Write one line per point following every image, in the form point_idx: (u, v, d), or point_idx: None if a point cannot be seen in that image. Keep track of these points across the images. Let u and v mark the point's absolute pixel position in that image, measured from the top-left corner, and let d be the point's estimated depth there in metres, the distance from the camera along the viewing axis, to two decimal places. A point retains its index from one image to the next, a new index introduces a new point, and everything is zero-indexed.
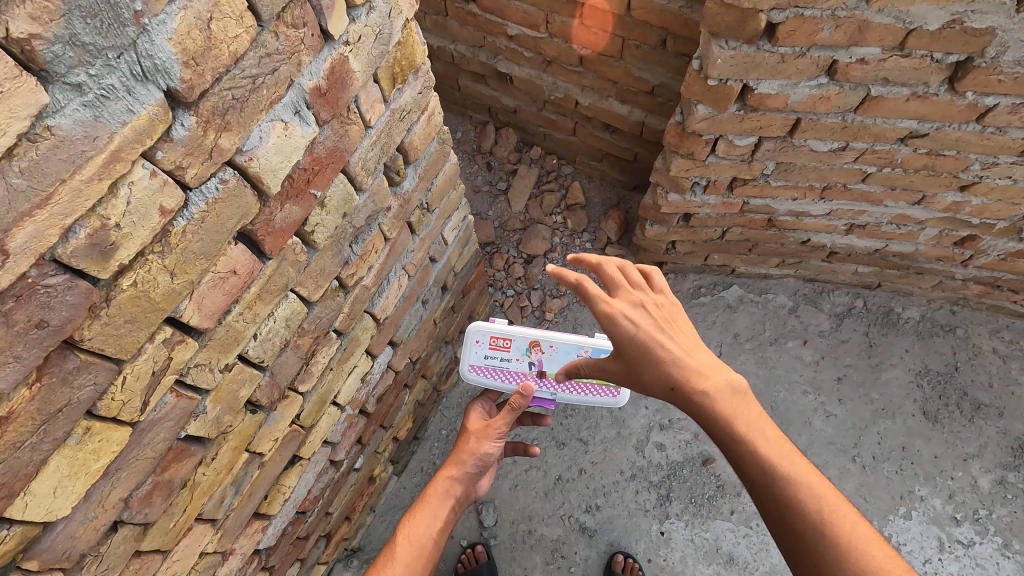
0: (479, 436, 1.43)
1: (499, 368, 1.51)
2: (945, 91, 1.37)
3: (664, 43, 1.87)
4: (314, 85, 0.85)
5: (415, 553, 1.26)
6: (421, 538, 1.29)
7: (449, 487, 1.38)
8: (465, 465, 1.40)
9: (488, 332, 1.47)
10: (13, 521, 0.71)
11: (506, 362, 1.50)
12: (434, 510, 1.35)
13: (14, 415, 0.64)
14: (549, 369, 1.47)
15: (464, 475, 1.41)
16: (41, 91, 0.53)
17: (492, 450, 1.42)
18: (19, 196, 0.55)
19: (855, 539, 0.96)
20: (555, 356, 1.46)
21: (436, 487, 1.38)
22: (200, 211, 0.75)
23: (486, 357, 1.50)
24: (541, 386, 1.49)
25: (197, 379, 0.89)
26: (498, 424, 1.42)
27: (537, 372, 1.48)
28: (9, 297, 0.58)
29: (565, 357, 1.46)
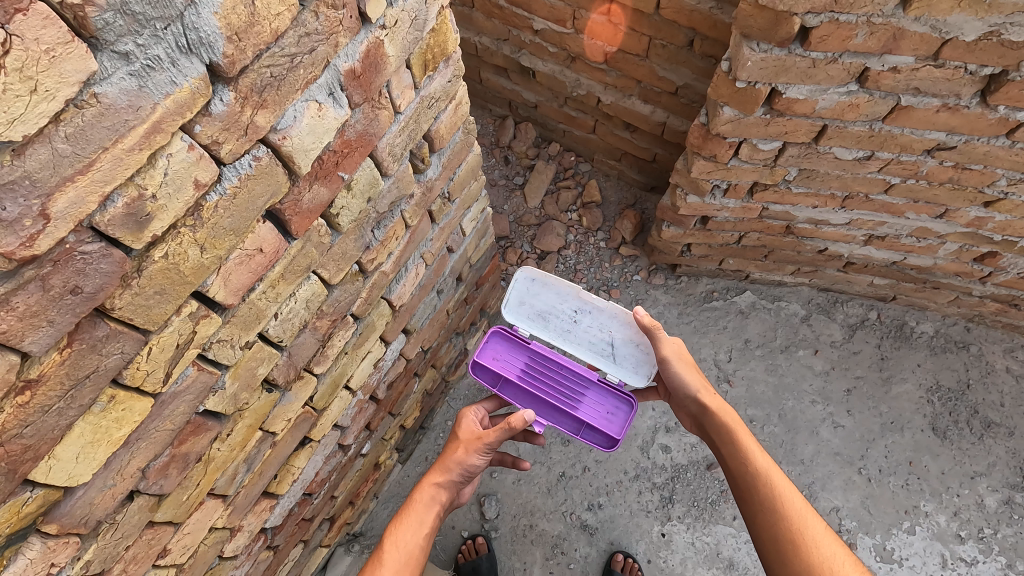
0: (466, 447, 1.41)
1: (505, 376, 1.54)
2: (977, 104, 1.35)
3: (691, 43, 1.85)
4: (349, 67, 0.85)
5: (403, 560, 1.24)
6: (408, 544, 1.27)
7: (435, 494, 1.37)
8: (450, 473, 1.39)
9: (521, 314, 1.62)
10: (36, 484, 0.72)
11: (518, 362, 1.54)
12: (420, 516, 1.33)
13: (44, 378, 0.65)
14: None
15: (450, 482, 1.40)
16: (91, 59, 0.53)
17: (479, 460, 1.41)
18: (63, 162, 0.56)
19: (826, 534, 1.07)
20: None
21: (421, 493, 1.37)
22: (233, 186, 0.75)
23: None
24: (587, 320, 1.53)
25: (218, 354, 0.90)
26: (489, 438, 1.39)
27: None
28: (47, 262, 0.59)
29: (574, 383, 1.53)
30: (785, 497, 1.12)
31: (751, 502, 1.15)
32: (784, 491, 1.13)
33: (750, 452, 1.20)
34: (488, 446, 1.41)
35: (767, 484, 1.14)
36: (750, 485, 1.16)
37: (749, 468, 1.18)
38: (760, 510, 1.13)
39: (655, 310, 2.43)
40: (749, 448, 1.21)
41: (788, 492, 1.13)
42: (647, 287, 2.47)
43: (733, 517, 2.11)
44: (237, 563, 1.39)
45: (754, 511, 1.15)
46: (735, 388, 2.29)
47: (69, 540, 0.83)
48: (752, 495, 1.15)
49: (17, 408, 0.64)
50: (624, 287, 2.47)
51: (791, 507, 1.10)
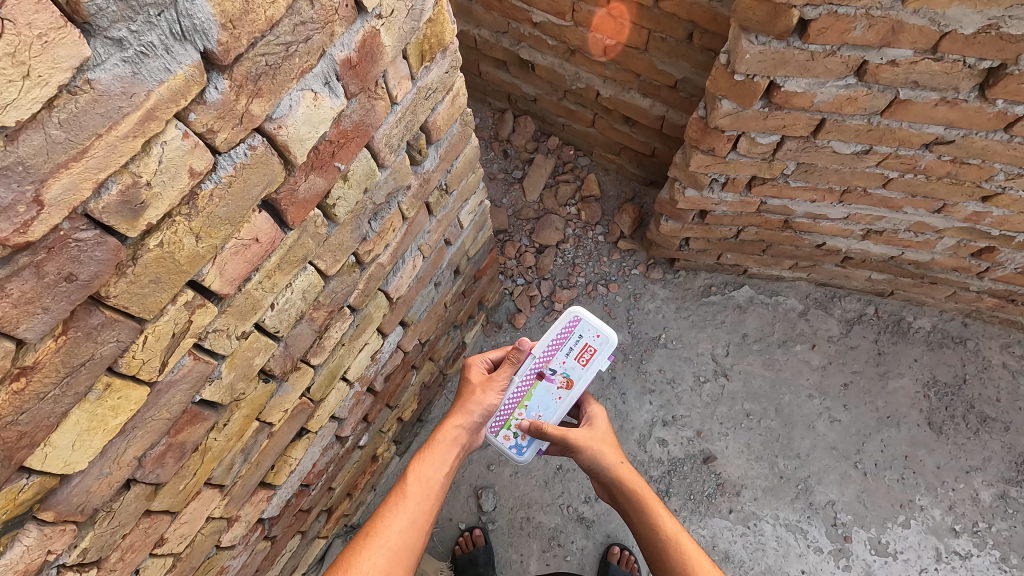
0: (483, 387, 1.43)
1: (559, 340, 1.45)
2: (975, 98, 1.35)
3: (691, 36, 1.85)
4: (345, 56, 0.85)
5: (425, 494, 1.25)
6: (431, 480, 1.27)
7: (457, 435, 1.36)
8: (472, 414, 1.39)
9: (604, 350, 1.45)
10: (33, 471, 0.73)
11: (563, 353, 1.46)
12: (443, 454, 1.32)
13: (40, 365, 0.65)
14: (536, 385, 1.48)
15: (471, 424, 1.40)
16: (84, 44, 0.53)
17: (496, 399, 1.43)
18: (56, 148, 0.56)
19: None
20: (551, 396, 1.50)
21: (444, 433, 1.35)
22: (228, 175, 0.75)
23: (578, 338, 1.45)
24: (527, 374, 1.47)
25: (214, 344, 0.90)
26: (501, 378, 1.44)
27: (542, 377, 1.47)
28: (41, 248, 0.59)
29: (540, 406, 1.51)
30: (693, 562, 1.19)
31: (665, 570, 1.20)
32: (692, 555, 1.20)
33: (660, 520, 1.24)
34: (502, 385, 1.45)
35: (678, 551, 1.20)
36: (662, 553, 1.21)
37: (661, 536, 1.23)
38: None
39: (652, 304, 2.43)
40: (659, 516, 1.25)
41: (696, 558, 1.19)
42: (645, 282, 2.47)
43: (729, 511, 2.12)
44: (235, 552, 1.39)
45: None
46: (732, 382, 2.29)
47: (66, 527, 0.83)
48: (667, 564, 1.20)
49: (13, 395, 0.64)
50: (622, 281, 2.47)
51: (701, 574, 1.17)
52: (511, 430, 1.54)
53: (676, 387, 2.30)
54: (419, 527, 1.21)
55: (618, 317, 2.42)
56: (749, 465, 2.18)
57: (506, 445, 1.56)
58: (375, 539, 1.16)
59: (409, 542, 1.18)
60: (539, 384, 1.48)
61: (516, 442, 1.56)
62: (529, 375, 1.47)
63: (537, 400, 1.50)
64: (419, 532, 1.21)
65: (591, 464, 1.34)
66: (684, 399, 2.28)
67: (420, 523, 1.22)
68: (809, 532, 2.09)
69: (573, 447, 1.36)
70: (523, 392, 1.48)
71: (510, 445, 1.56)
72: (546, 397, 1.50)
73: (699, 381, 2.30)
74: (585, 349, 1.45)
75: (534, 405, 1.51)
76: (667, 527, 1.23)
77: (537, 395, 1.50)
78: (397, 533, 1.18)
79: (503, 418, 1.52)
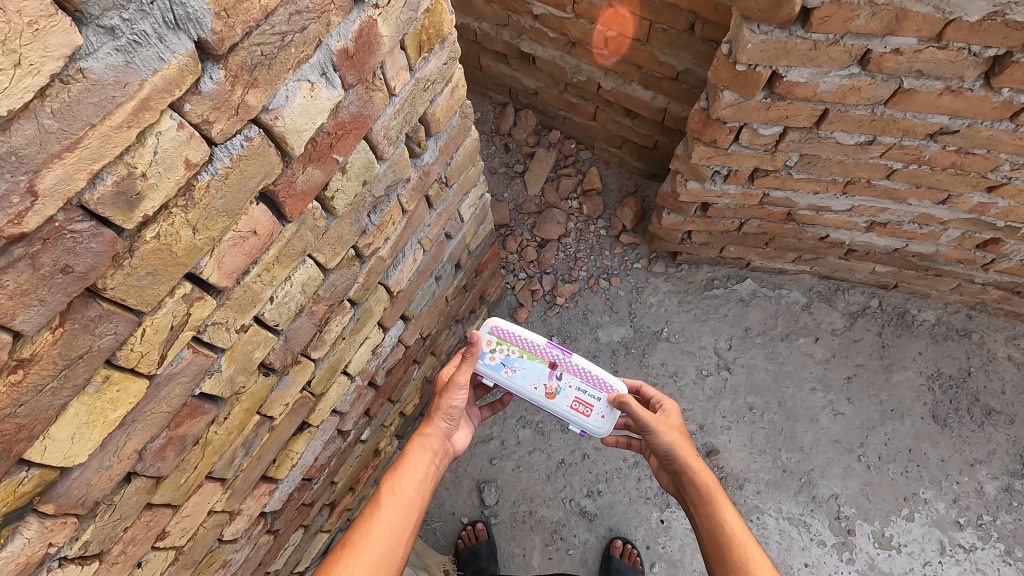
0: (443, 393, 1.44)
1: (590, 381, 1.52)
2: (980, 87, 1.34)
3: (692, 27, 1.83)
4: (342, 47, 0.85)
5: (399, 500, 1.25)
6: (406, 487, 1.28)
7: (425, 442, 1.38)
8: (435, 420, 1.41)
9: (584, 420, 1.53)
10: (32, 464, 0.73)
11: (574, 387, 1.53)
12: (413, 461, 1.34)
13: (37, 357, 0.65)
14: (539, 364, 1.52)
15: (437, 430, 1.44)
16: (75, 32, 0.53)
17: (457, 401, 1.42)
18: (50, 138, 0.55)
19: None
20: (531, 381, 1.52)
21: (412, 443, 1.38)
22: (225, 166, 0.75)
23: (592, 397, 1.53)
24: (553, 355, 1.52)
25: (213, 338, 0.90)
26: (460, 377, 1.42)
27: (550, 370, 1.52)
28: (36, 240, 0.59)
29: (524, 372, 1.52)
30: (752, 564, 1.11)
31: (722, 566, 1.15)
32: (753, 557, 1.13)
33: (724, 517, 1.20)
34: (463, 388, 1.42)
35: (737, 548, 1.14)
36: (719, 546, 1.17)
37: (721, 531, 1.18)
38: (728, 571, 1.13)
39: (655, 298, 2.42)
40: (725, 512, 1.21)
41: (755, 560, 1.12)
42: (648, 276, 2.46)
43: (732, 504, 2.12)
44: (237, 546, 1.39)
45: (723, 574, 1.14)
46: (735, 376, 2.28)
47: (66, 520, 0.83)
48: (722, 557, 1.15)
49: (10, 387, 0.64)
50: (624, 275, 2.47)
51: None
52: (496, 348, 1.51)
53: (679, 380, 2.29)
54: (396, 532, 1.20)
55: (621, 311, 2.42)
56: (752, 458, 2.17)
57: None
58: (354, 550, 1.14)
59: (389, 547, 1.18)
60: (541, 369, 1.52)
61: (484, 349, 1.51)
62: (555, 356, 1.52)
63: (529, 368, 1.52)
64: (398, 537, 1.20)
65: (661, 449, 1.35)
66: (687, 393, 2.27)
67: (398, 529, 1.21)
68: (812, 525, 2.08)
69: (645, 429, 1.38)
70: (536, 352, 1.52)
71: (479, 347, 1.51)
72: (532, 375, 1.52)
73: (702, 374, 2.30)
74: (585, 403, 1.53)
75: (523, 366, 1.52)
76: (730, 525, 1.18)
77: (531, 365, 1.52)
78: (377, 539, 1.17)
79: (507, 336, 1.52)
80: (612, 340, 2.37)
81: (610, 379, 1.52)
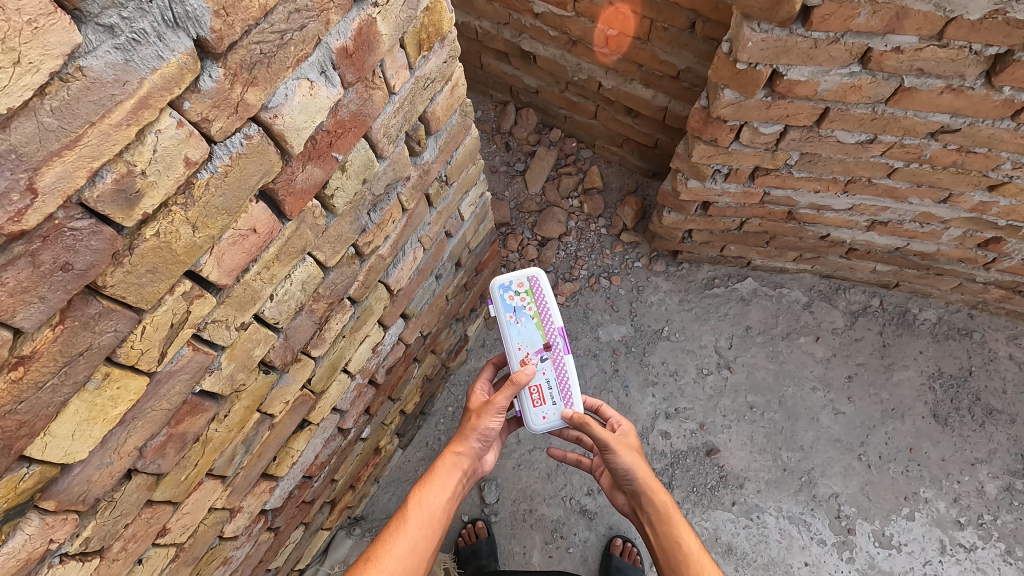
0: (480, 412, 1.40)
1: (560, 385, 1.51)
2: (981, 85, 1.33)
3: (693, 26, 1.83)
4: (341, 45, 0.85)
5: (426, 519, 1.25)
6: (432, 505, 1.27)
7: (456, 461, 1.37)
8: (470, 440, 1.39)
9: (525, 404, 1.50)
10: (33, 460, 0.73)
11: (543, 378, 1.50)
12: (442, 480, 1.33)
13: (38, 354, 0.66)
14: (535, 335, 1.51)
15: (470, 450, 1.40)
16: (75, 31, 0.53)
17: (493, 425, 1.39)
18: (50, 136, 0.56)
19: None
20: (519, 340, 1.50)
21: (443, 460, 1.37)
22: (224, 164, 0.75)
23: (547, 399, 1.50)
24: (552, 340, 1.51)
25: (213, 335, 0.90)
26: (499, 400, 1.38)
27: (540, 347, 1.51)
28: (36, 237, 0.59)
29: (521, 330, 1.50)
30: None
31: None
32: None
33: (683, 539, 1.23)
34: (501, 411, 1.39)
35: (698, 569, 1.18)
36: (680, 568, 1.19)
37: (681, 553, 1.21)
38: None
39: (655, 297, 2.42)
40: (683, 534, 1.24)
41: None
42: (648, 274, 2.46)
43: (732, 503, 2.12)
44: (238, 544, 1.39)
45: None
46: (736, 374, 2.28)
47: (67, 517, 0.84)
48: None
49: (10, 384, 0.64)
50: (624, 274, 2.47)
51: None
52: (520, 293, 1.50)
53: (679, 379, 2.29)
54: (420, 551, 1.21)
55: (621, 309, 2.42)
56: (752, 457, 2.17)
57: (506, 278, 1.50)
58: (375, 565, 1.15)
59: (411, 565, 1.18)
60: (534, 341, 1.50)
61: (510, 285, 1.50)
62: (555, 342, 1.51)
63: (529, 329, 1.50)
64: (421, 557, 1.20)
65: (620, 470, 1.34)
66: (687, 391, 2.27)
67: (421, 547, 1.21)
68: (812, 524, 2.08)
69: (605, 448, 1.36)
70: (543, 325, 1.51)
71: (507, 280, 1.49)
72: (526, 336, 1.50)
73: (702, 373, 2.30)
74: (541, 395, 1.50)
75: (525, 324, 1.50)
76: (689, 546, 1.22)
77: (532, 329, 1.50)
78: (400, 556, 1.17)
79: (536, 293, 1.51)
80: (613, 339, 2.37)
81: (575, 399, 1.52)
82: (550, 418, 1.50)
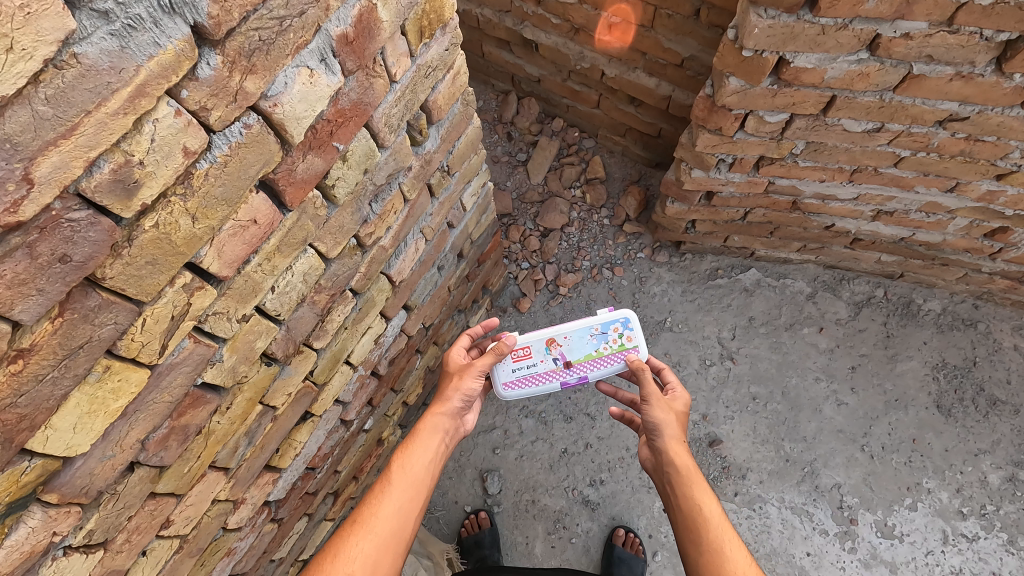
0: (461, 374, 1.44)
1: (530, 375, 1.59)
2: (992, 72, 1.31)
3: (698, 13, 1.80)
4: (341, 32, 0.83)
5: (411, 481, 1.24)
6: (417, 466, 1.26)
7: (439, 422, 1.36)
8: (451, 400, 1.40)
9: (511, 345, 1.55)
10: (34, 453, 0.73)
11: (533, 366, 1.57)
12: (424, 442, 1.32)
13: (37, 347, 0.65)
14: (572, 357, 1.57)
15: (450, 410, 1.40)
16: (68, 16, 0.51)
17: (475, 385, 1.43)
18: (45, 124, 0.55)
19: None
20: (571, 342, 1.56)
21: (427, 421, 1.36)
22: (223, 154, 0.74)
23: (515, 369, 1.57)
24: (571, 372, 1.58)
25: (215, 327, 0.90)
26: (481, 363, 1.44)
27: (565, 363, 1.57)
28: (33, 229, 0.58)
29: (584, 342, 1.56)
30: (725, 552, 1.11)
31: (695, 548, 1.14)
32: (727, 543, 1.12)
33: (703, 501, 1.20)
34: (483, 372, 1.44)
35: (712, 532, 1.14)
36: (694, 528, 1.17)
37: (698, 514, 1.18)
38: (700, 552, 1.13)
39: (658, 288, 2.41)
40: (704, 497, 1.21)
41: (729, 544, 1.12)
42: (651, 265, 2.44)
43: (734, 494, 2.12)
44: (242, 535, 1.40)
45: (697, 555, 1.14)
46: (739, 365, 2.28)
47: (70, 509, 0.83)
48: (697, 538, 1.15)
49: (10, 377, 0.64)
50: (627, 264, 2.46)
51: (730, 560, 1.10)
52: (612, 340, 1.56)
53: (682, 370, 2.29)
54: (405, 513, 1.20)
55: (624, 300, 2.41)
56: (755, 448, 2.17)
57: (632, 325, 1.56)
58: (363, 526, 1.15)
59: (398, 526, 1.17)
60: (570, 358, 1.57)
61: (624, 327, 1.56)
62: (573, 372, 1.59)
63: (583, 349, 1.56)
64: (408, 517, 1.19)
65: (650, 425, 1.36)
66: (690, 382, 2.27)
67: (408, 509, 1.20)
68: (815, 514, 2.08)
69: (643, 402, 1.39)
70: (586, 361, 1.57)
71: (630, 326, 1.56)
72: (579, 344, 1.56)
73: (705, 364, 2.29)
74: (520, 360, 1.56)
75: (584, 346, 1.56)
76: (708, 508, 1.18)
77: (580, 352, 1.57)
78: (385, 519, 1.16)
79: (615, 356, 1.58)
80: None
81: (514, 390, 1.60)
82: (499, 367, 1.56)
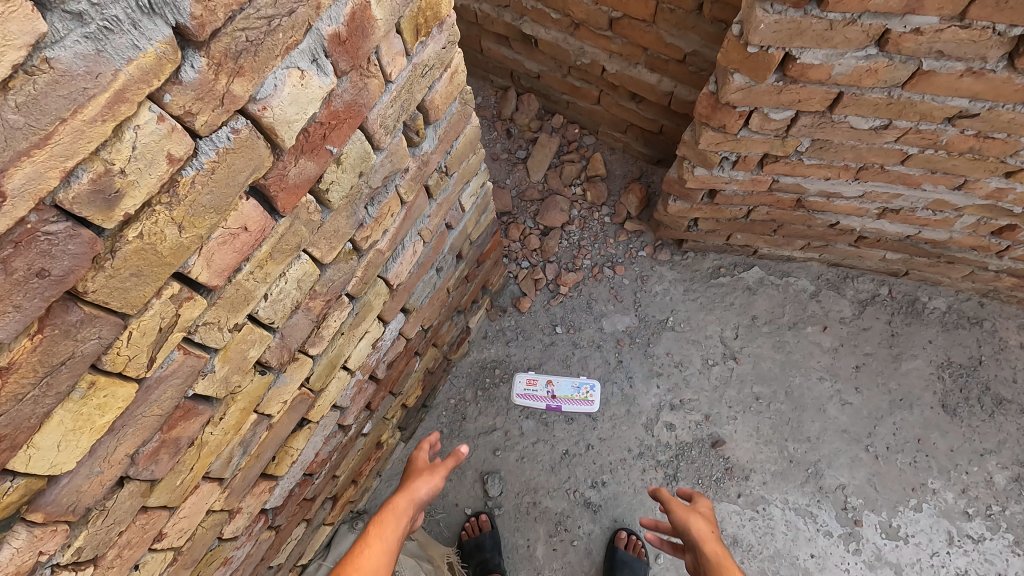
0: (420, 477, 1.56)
1: (531, 396, 2.25)
2: (1004, 68, 1.28)
3: (701, 7, 1.76)
4: (333, 31, 0.80)
5: (387, 547, 1.35)
6: (390, 535, 1.37)
7: (408, 502, 1.47)
8: (416, 490, 1.51)
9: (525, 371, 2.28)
10: (16, 473, 0.70)
11: (534, 390, 2.25)
12: (397, 518, 1.42)
13: (15, 366, 0.62)
14: (558, 393, 2.24)
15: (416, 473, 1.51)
16: (38, 19, 0.48)
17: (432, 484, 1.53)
18: (16, 134, 0.51)
19: None
20: (561, 385, 2.25)
21: (397, 501, 1.47)
22: (210, 161, 0.71)
23: (524, 388, 2.26)
24: (554, 403, 2.23)
25: (205, 338, 0.87)
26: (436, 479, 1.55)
27: (553, 395, 2.24)
28: (7, 243, 0.55)
29: (567, 386, 2.25)
30: None
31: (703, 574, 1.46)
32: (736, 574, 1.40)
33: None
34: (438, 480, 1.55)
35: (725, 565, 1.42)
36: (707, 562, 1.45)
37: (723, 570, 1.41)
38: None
39: (660, 287, 2.38)
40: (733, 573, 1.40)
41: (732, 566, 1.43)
42: (653, 264, 2.42)
43: (738, 495, 2.10)
44: (238, 544, 1.37)
45: None
46: (742, 365, 2.25)
47: (57, 527, 0.81)
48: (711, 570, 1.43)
49: None
50: (629, 263, 2.43)
51: None
52: (584, 391, 2.23)
53: (684, 370, 2.26)
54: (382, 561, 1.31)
55: (625, 300, 2.38)
56: (758, 449, 2.15)
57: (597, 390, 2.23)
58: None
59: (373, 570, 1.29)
60: (557, 394, 2.23)
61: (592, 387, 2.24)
62: (556, 404, 2.23)
63: (566, 395, 2.23)
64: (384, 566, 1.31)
65: (681, 526, 1.56)
66: (692, 382, 2.24)
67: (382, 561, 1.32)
68: (819, 516, 2.06)
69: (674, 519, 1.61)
70: (567, 398, 2.22)
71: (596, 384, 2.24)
72: (564, 391, 2.24)
73: (708, 364, 2.26)
74: (529, 381, 2.26)
75: (567, 393, 2.23)
76: None
77: (564, 391, 2.24)
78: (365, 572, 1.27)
79: (583, 404, 2.22)
80: (617, 329, 2.34)
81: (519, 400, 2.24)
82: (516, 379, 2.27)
